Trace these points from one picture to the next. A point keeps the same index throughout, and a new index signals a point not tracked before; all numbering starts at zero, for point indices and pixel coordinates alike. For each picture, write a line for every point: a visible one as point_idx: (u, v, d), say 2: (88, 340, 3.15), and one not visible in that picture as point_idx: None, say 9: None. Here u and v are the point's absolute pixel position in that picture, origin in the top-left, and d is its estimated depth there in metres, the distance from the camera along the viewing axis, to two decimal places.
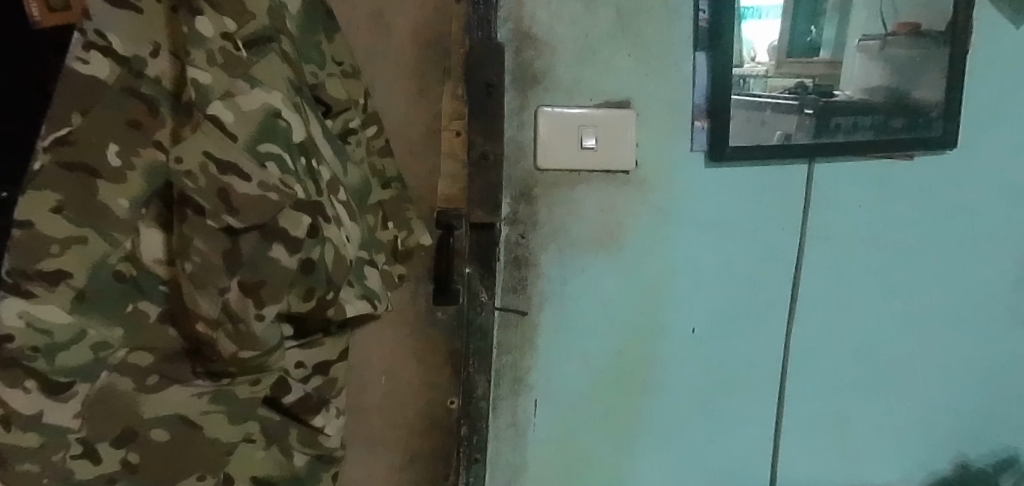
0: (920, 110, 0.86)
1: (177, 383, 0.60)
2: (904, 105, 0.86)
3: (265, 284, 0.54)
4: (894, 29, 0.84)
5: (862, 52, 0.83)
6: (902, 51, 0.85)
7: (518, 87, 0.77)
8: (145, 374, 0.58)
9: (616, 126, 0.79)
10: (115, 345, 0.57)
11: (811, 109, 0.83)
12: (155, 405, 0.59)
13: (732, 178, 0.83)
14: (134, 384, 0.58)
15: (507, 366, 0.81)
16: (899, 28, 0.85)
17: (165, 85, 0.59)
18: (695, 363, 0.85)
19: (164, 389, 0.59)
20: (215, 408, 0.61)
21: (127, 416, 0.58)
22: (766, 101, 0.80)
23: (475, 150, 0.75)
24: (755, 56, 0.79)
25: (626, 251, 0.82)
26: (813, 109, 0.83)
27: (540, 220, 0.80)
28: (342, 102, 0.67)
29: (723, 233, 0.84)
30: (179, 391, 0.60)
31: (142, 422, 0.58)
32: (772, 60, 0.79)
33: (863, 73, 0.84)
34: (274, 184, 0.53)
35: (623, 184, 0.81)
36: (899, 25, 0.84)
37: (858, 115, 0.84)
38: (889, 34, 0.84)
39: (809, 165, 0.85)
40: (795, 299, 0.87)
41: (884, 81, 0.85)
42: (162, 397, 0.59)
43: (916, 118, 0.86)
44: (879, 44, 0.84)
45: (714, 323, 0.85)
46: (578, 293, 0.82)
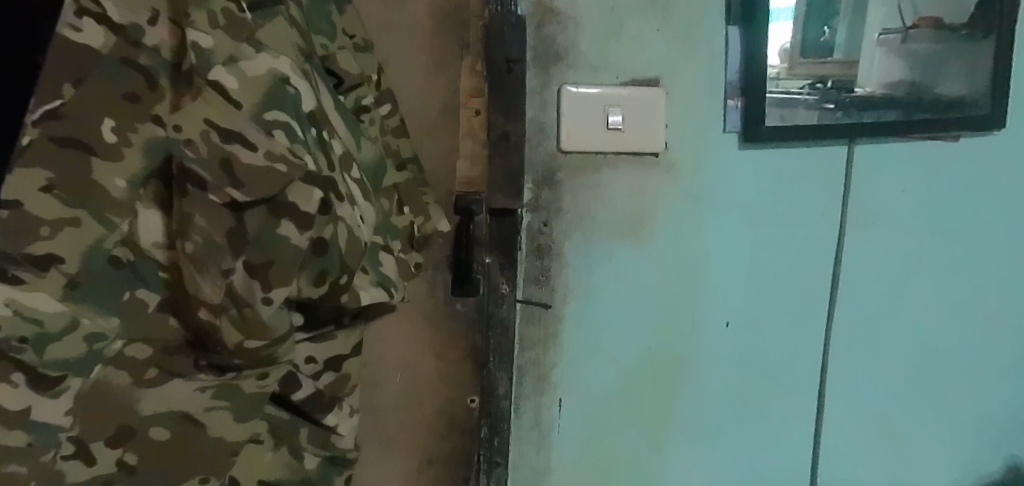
0: (950, 104, 0.82)
1: (179, 377, 0.55)
2: (930, 101, 0.81)
3: (274, 264, 0.49)
4: (912, 24, 0.80)
5: (881, 46, 0.79)
6: (924, 45, 0.81)
7: (540, 64, 0.73)
8: (142, 368, 0.53)
9: (645, 105, 0.74)
10: (111, 335, 0.52)
11: (834, 103, 0.78)
12: (153, 402, 0.54)
13: (768, 162, 0.78)
14: (130, 377, 0.53)
15: (530, 362, 0.76)
16: (921, 21, 0.81)
17: (165, 55, 0.54)
18: (731, 358, 0.80)
19: (162, 383, 0.54)
20: (221, 407, 0.56)
21: (123, 413, 0.53)
22: (787, 98, 0.76)
23: (496, 131, 0.71)
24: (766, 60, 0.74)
25: (655, 240, 0.77)
26: (834, 104, 0.78)
27: (563, 207, 0.75)
28: (355, 76, 0.63)
29: (759, 220, 0.79)
30: (180, 386, 0.55)
31: (139, 421, 0.53)
32: (783, 62, 0.75)
33: (883, 69, 0.79)
34: (281, 153, 0.49)
35: (652, 167, 0.76)
36: (920, 18, 0.80)
37: (889, 102, 0.80)
38: (910, 27, 0.80)
39: (848, 146, 0.80)
40: (836, 290, 0.82)
41: (905, 75, 0.80)
42: (162, 392, 0.54)
43: (950, 112, 0.81)
44: (899, 37, 0.80)
45: (751, 316, 0.80)
46: (605, 284, 0.77)
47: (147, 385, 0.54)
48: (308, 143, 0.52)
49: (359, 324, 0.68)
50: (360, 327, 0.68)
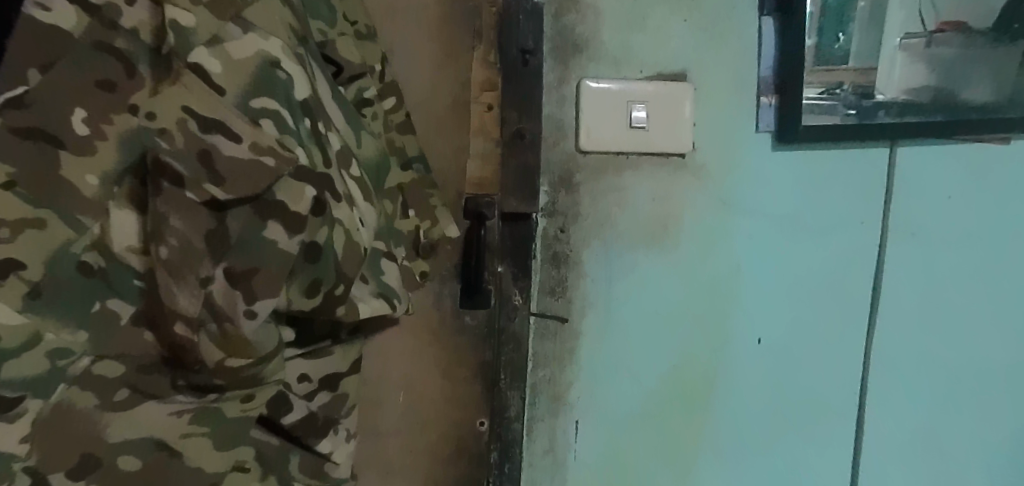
0: (981, 111, 0.74)
1: (154, 399, 0.48)
2: (961, 109, 0.73)
3: (259, 272, 0.43)
4: (940, 26, 0.72)
5: (904, 52, 0.71)
6: (950, 50, 0.72)
7: (558, 56, 0.67)
8: (113, 389, 0.47)
9: (671, 102, 0.68)
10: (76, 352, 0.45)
11: (854, 109, 0.71)
12: (125, 429, 0.47)
13: (805, 164, 0.72)
14: (99, 401, 0.46)
15: (544, 381, 0.70)
16: (947, 25, 0.72)
17: (145, 39, 0.49)
18: (765, 378, 0.73)
19: (134, 406, 0.47)
20: (203, 435, 0.49)
21: (90, 443, 0.45)
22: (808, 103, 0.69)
23: (509, 128, 0.65)
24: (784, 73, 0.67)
25: (681, 248, 0.71)
26: (857, 110, 0.71)
27: (582, 212, 0.69)
28: (356, 66, 0.57)
29: (794, 228, 0.72)
30: (155, 409, 0.48)
31: (107, 452, 0.46)
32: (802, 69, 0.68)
33: (904, 77, 0.72)
34: (269, 145, 0.43)
35: (678, 169, 0.70)
36: (946, 22, 0.72)
37: (910, 112, 0.72)
38: (935, 31, 0.72)
39: (891, 147, 0.74)
40: (875, 304, 0.75)
41: (928, 84, 0.72)
42: (135, 418, 0.47)
43: (984, 119, 0.74)
44: (922, 43, 0.72)
45: (784, 332, 0.73)
46: (627, 296, 0.71)
47: (116, 409, 0.47)
48: (299, 135, 0.46)
49: (358, 339, 0.62)
50: (359, 342, 0.62)
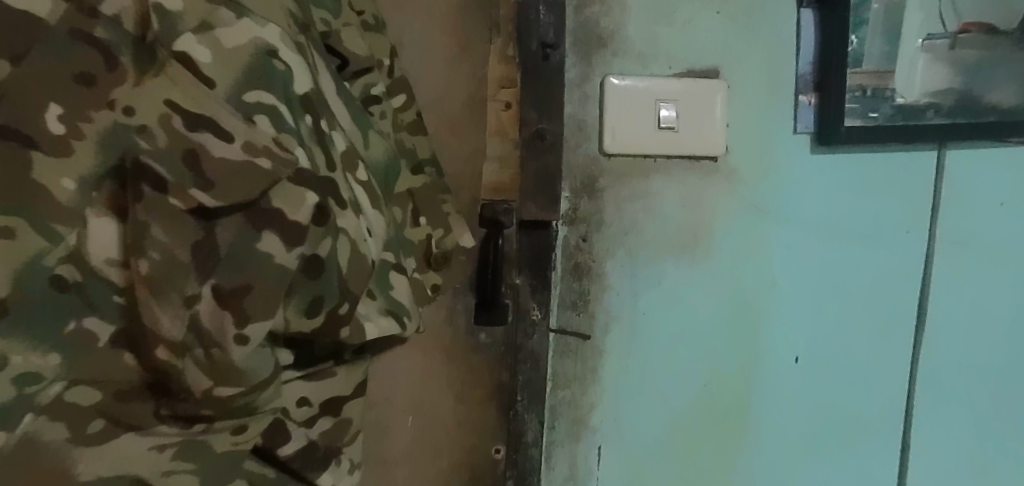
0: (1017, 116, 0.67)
1: (137, 428, 0.42)
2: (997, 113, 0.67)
3: (251, 291, 0.38)
4: (963, 26, 0.66)
5: (926, 53, 0.66)
6: (977, 52, 0.66)
7: (580, 52, 0.62)
8: (89, 418, 0.41)
9: (703, 100, 0.63)
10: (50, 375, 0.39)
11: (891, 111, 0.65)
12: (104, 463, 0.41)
13: (846, 168, 0.66)
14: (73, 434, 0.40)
15: (564, 402, 0.65)
16: (972, 26, 0.66)
17: (128, 27, 0.42)
18: (801, 402, 0.67)
19: (112, 436, 0.42)
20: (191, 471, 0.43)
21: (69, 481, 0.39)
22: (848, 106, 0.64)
23: (529, 129, 0.60)
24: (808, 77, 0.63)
25: (713, 259, 0.65)
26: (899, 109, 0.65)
27: (605, 220, 0.64)
28: (364, 60, 0.52)
29: (835, 238, 0.67)
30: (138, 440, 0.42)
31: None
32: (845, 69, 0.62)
33: (926, 79, 0.66)
34: (264, 145, 0.38)
35: (710, 173, 0.65)
36: (971, 22, 0.66)
37: (956, 115, 0.66)
38: (960, 32, 0.66)
39: (938, 150, 0.68)
40: (923, 323, 0.68)
41: (953, 86, 0.66)
42: (116, 450, 0.41)
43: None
44: (947, 44, 0.66)
45: (823, 352, 0.67)
46: (653, 311, 0.65)
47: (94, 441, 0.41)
48: (299, 134, 0.42)
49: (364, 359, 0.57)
50: (364, 361, 0.57)
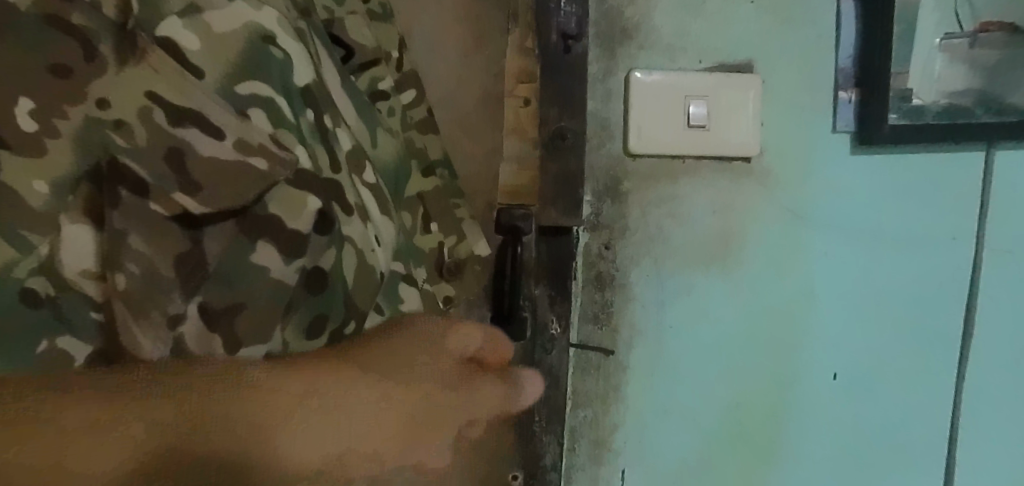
0: None
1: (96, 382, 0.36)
2: None
3: (240, 310, 0.34)
4: (985, 25, 0.62)
5: (944, 51, 0.61)
6: (997, 53, 0.62)
7: (603, 44, 0.58)
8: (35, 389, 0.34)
9: (737, 96, 0.58)
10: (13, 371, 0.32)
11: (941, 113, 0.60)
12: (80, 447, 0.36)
13: (887, 170, 0.61)
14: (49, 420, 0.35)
15: (585, 422, 0.61)
16: (992, 25, 0.61)
17: (108, 13, 0.36)
18: (840, 423, 0.63)
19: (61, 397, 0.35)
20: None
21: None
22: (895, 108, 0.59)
23: (549, 128, 0.55)
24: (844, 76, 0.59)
25: (744, 268, 0.61)
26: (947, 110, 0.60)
27: (630, 226, 0.59)
28: (370, 50, 0.48)
29: (874, 245, 0.62)
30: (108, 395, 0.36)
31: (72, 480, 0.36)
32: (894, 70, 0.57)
33: (944, 79, 0.61)
34: (258, 143, 0.34)
35: (742, 176, 0.60)
36: (990, 21, 0.61)
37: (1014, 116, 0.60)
38: (980, 30, 0.61)
39: (987, 151, 0.62)
40: (969, 337, 0.63)
41: (971, 86, 0.61)
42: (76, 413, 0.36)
43: None
44: (966, 42, 0.61)
45: (864, 369, 0.63)
46: (680, 324, 0.60)
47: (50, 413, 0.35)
48: (299, 131, 0.37)
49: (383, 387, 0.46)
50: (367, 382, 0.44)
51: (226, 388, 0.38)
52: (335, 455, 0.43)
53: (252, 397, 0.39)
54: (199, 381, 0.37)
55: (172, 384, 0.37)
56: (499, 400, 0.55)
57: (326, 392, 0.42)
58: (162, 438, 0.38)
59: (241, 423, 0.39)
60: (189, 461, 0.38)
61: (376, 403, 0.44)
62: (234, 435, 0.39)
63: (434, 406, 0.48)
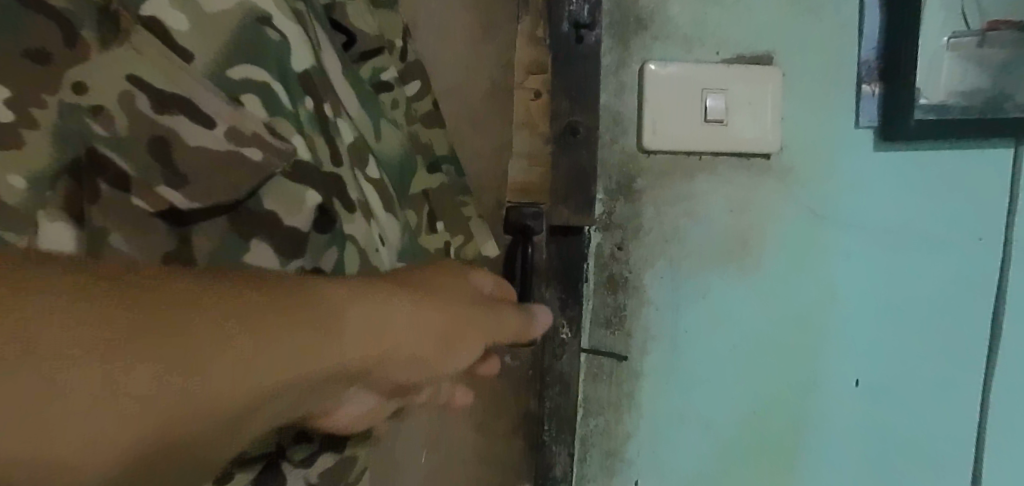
0: None
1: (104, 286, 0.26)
2: None
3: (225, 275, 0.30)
4: (992, 23, 0.59)
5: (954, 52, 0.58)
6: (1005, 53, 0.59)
7: (616, 34, 0.55)
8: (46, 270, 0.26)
9: (756, 88, 0.55)
10: (32, 286, 0.25)
11: (970, 106, 0.57)
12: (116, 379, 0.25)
13: (912, 167, 0.58)
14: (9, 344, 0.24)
15: (596, 432, 0.58)
16: (999, 25, 0.59)
17: None
18: (861, 432, 0.60)
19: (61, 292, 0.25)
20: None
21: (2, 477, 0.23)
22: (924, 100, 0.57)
23: (561, 121, 0.54)
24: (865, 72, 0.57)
25: (762, 269, 0.58)
26: (974, 104, 0.58)
27: (643, 225, 0.56)
28: (373, 37, 0.45)
29: (899, 246, 0.59)
30: (106, 302, 0.26)
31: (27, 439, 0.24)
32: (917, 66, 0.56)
33: (959, 80, 0.58)
34: (253, 132, 0.32)
35: (761, 173, 0.57)
36: (997, 21, 0.59)
37: None
38: (988, 30, 0.58)
39: (1016, 147, 0.58)
40: (996, 343, 0.60)
41: (985, 85, 0.58)
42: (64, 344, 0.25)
43: None
44: (976, 41, 0.58)
45: (886, 376, 0.60)
46: (695, 328, 0.58)
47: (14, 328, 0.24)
48: (298, 121, 0.36)
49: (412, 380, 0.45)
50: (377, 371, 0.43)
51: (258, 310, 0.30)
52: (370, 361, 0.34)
53: (276, 327, 0.30)
54: (228, 285, 0.29)
55: (172, 293, 0.27)
56: (517, 326, 0.44)
57: (357, 288, 0.34)
58: (152, 382, 0.26)
59: (244, 367, 0.28)
60: (212, 412, 0.27)
61: (409, 311, 0.36)
62: (237, 374, 0.28)
63: (458, 311, 0.39)
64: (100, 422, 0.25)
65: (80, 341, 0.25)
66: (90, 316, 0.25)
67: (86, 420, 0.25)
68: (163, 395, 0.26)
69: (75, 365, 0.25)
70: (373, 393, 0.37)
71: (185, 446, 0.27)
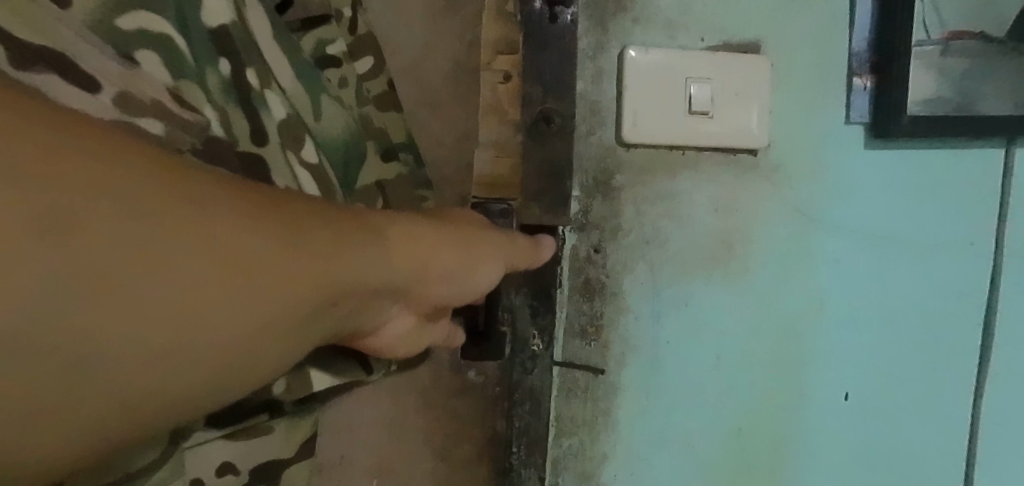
0: None
1: (192, 175, 0.24)
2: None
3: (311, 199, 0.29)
4: (956, 33, 0.54)
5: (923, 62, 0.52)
6: (968, 61, 0.54)
7: (594, 15, 0.50)
8: (57, 138, 0.21)
9: (745, 78, 0.51)
10: (146, 189, 0.22)
11: (961, 110, 0.53)
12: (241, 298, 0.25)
13: (904, 167, 0.55)
14: (103, 257, 0.21)
15: (570, 453, 0.53)
16: (960, 32, 0.53)
17: None
18: (852, 451, 0.56)
19: (100, 178, 0.21)
20: (198, 404, 0.25)
21: (74, 392, 0.22)
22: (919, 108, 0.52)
23: (533, 110, 0.50)
24: (858, 63, 0.53)
25: (750, 275, 0.53)
26: (964, 104, 0.53)
27: (623, 226, 0.52)
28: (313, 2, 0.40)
29: (891, 250, 0.55)
30: (184, 190, 0.23)
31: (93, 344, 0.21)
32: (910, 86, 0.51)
33: (934, 91, 0.53)
34: (152, 99, 0.28)
35: (748, 170, 0.53)
36: (959, 29, 0.53)
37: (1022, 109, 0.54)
38: (951, 38, 0.53)
39: (1005, 147, 0.56)
40: (988, 354, 0.57)
41: (955, 95, 0.53)
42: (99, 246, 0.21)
43: None
44: (942, 50, 0.53)
45: (876, 391, 0.56)
46: (679, 339, 0.53)
47: (73, 235, 0.20)
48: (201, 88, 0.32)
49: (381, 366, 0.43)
50: (309, 376, 0.38)
51: (333, 220, 0.29)
52: (416, 276, 0.33)
53: (355, 250, 0.29)
54: (310, 204, 0.28)
55: (281, 212, 0.26)
56: (531, 251, 0.43)
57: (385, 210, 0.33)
58: (244, 310, 0.25)
59: (329, 289, 0.28)
60: (289, 331, 0.27)
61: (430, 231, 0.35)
62: (318, 295, 0.27)
63: (470, 229, 0.38)
64: (172, 330, 0.23)
65: (168, 261, 0.22)
66: (188, 224, 0.23)
67: (135, 331, 0.22)
68: (257, 306, 0.25)
69: (170, 292, 0.23)
70: (408, 313, 0.36)
71: (236, 358, 0.25)
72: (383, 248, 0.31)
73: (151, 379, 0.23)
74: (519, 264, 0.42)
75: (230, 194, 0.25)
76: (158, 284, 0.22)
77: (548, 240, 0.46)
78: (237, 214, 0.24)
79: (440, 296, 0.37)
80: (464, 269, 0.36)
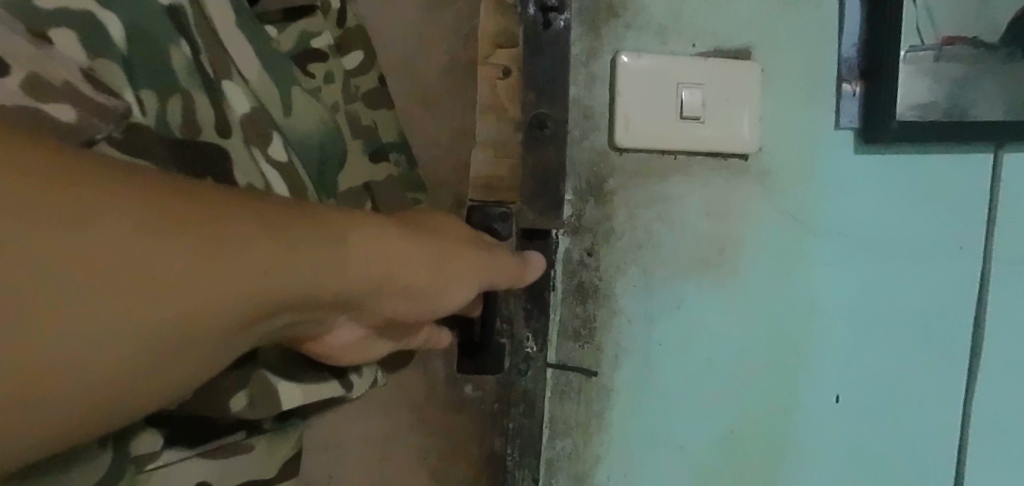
0: None
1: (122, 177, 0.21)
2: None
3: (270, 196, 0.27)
4: (948, 39, 0.55)
5: (914, 67, 0.54)
6: (959, 67, 0.56)
7: (587, 22, 0.51)
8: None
9: (734, 83, 0.52)
10: (73, 192, 0.20)
11: (951, 115, 0.54)
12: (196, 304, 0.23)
13: (893, 172, 0.56)
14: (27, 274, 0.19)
15: (563, 454, 0.53)
16: (953, 38, 0.55)
17: None
18: (843, 452, 0.56)
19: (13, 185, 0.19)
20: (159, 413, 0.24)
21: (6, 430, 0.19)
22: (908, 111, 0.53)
23: (529, 113, 0.50)
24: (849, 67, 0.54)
25: (741, 278, 0.54)
26: (953, 109, 0.54)
27: (615, 229, 0.52)
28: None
29: (881, 252, 0.56)
30: (112, 191, 0.21)
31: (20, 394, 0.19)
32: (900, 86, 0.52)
33: (924, 95, 0.54)
34: (63, 80, 0.29)
35: (739, 174, 0.54)
36: (951, 34, 0.55)
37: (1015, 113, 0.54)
38: (944, 43, 0.55)
39: (994, 150, 0.57)
40: (979, 353, 0.57)
41: (947, 100, 0.54)
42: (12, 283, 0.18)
43: None
44: (934, 55, 0.54)
45: (867, 392, 0.56)
46: (671, 341, 0.53)
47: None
48: (155, 77, 0.34)
49: (364, 378, 0.43)
50: (275, 391, 0.36)
51: (296, 216, 0.27)
52: (381, 282, 0.31)
53: (322, 245, 0.27)
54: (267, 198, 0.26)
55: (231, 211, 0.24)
56: (514, 269, 0.43)
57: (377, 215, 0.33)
58: (202, 316, 0.23)
59: (296, 288, 0.26)
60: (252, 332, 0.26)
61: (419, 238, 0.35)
62: (286, 294, 0.26)
63: (455, 240, 0.38)
64: (119, 359, 0.21)
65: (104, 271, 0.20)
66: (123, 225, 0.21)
67: (73, 349, 0.20)
68: (214, 311, 0.23)
69: (112, 308, 0.21)
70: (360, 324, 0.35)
71: (197, 369, 0.24)
72: (357, 249, 0.29)
73: (100, 400, 0.21)
74: (502, 281, 0.42)
75: (169, 191, 0.22)
76: (94, 301, 0.20)
77: (537, 258, 0.47)
78: (175, 215, 0.22)
79: (406, 313, 0.35)
80: (439, 271, 0.35)
